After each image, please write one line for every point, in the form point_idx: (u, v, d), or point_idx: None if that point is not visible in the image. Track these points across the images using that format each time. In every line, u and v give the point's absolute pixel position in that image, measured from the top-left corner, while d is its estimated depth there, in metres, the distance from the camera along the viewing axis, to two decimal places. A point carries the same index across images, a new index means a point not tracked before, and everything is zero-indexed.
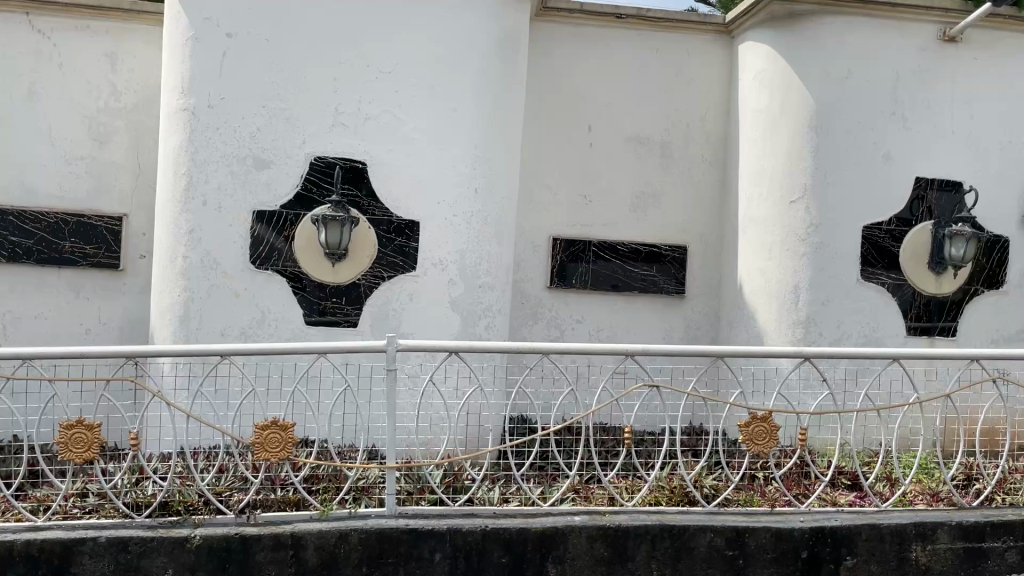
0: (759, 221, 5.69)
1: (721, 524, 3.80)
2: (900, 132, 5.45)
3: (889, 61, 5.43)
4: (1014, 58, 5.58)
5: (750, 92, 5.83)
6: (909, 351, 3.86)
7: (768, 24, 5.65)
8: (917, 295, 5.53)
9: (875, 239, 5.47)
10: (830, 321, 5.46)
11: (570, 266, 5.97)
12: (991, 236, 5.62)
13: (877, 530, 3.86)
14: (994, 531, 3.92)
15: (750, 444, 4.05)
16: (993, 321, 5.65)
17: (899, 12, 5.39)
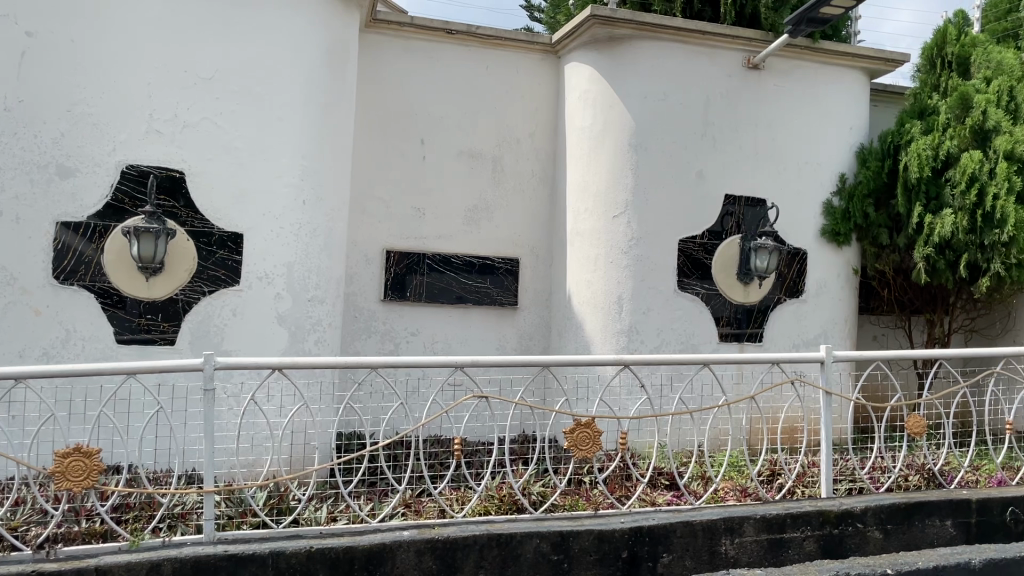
0: (585, 234, 5.91)
1: (546, 530, 3.89)
2: (710, 151, 5.85)
3: (699, 86, 5.81)
4: (809, 86, 6.10)
5: (575, 110, 6.04)
6: (720, 356, 4.11)
7: (591, 46, 5.89)
8: (727, 303, 5.91)
9: (689, 251, 5.82)
10: (650, 330, 5.75)
11: (403, 279, 5.93)
12: (792, 249, 6.07)
13: (690, 526, 4.08)
14: (794, 521, 4.24)
15: (575, 450, 4.18)
16: (795, 326, 6.07)
17: (708, 40, 5.77)
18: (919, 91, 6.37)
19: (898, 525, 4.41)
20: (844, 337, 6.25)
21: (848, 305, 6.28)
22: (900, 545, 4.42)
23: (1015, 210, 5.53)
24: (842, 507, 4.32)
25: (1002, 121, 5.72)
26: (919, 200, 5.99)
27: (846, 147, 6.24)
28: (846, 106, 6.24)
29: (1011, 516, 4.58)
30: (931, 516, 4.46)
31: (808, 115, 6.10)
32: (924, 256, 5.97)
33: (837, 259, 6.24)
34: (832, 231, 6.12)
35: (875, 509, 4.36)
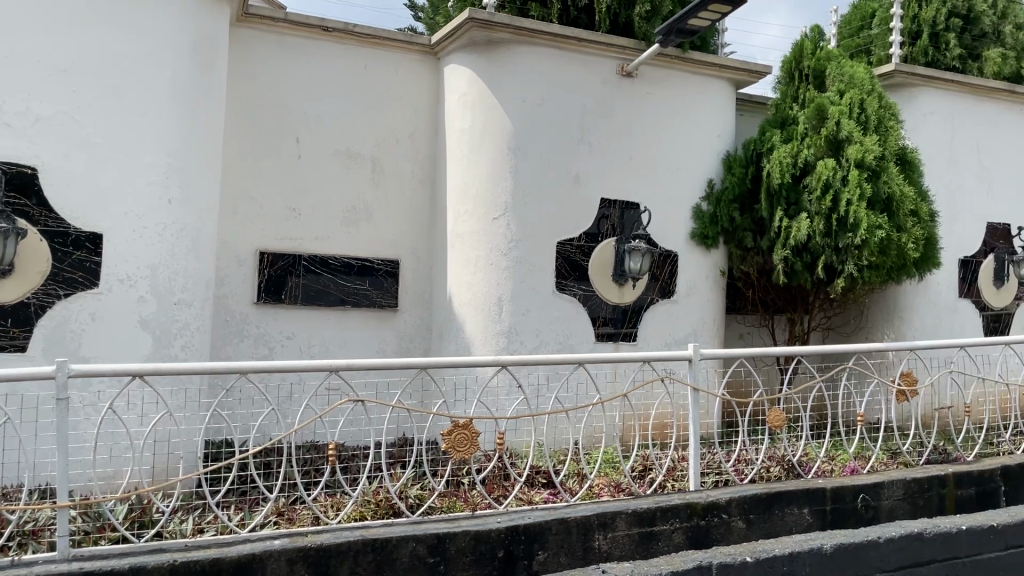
0: (464, 236, 5.92)
1: (422, 533, 3.86)
2: (586, 156, 5.98)
3: (575, 91, 5.94)
4: (679, 95, 6.33)
5: (454, 112, 6.05)
6: (593, 356, 4.22)
7: (469, 48, 5.92)
8: (603, 304, 6.06)
9: (567, 253, 5.94)
10: (529, 330, 5.83)
11: (277, 281, 5.78)
12: (664, 251, 6.28)
13: (564, 524, 4.16)
14: (663, 514, 4.39)
15: (453, 451, 4.20)
16: (667, 325, 6.29)
17: (583, 47, 5.91)
18: (781, 102, 6.70)
19: (760, 515, 4.63)
20: (712, 336, 6.52)
21: (715, 305, 6.56)
22: (761, 533, 4.64)
23: (865, 215, 5.94)
24: (708, 499, 4.51)
25: (854, 132, 6.15)
26: (780, 205, 6.33)
27: (713, 154, 6.51)
28: (713, 115, 6.52)
29: (861, 503, 4.88)
30: (790, 505, 4.70)
31: (679, 122, 6.33)
32: (783, 257, 6.31)
33: (705, 261, 6.50)
34: (701, 235, 6.38)
35: (738, 500, 4.57)
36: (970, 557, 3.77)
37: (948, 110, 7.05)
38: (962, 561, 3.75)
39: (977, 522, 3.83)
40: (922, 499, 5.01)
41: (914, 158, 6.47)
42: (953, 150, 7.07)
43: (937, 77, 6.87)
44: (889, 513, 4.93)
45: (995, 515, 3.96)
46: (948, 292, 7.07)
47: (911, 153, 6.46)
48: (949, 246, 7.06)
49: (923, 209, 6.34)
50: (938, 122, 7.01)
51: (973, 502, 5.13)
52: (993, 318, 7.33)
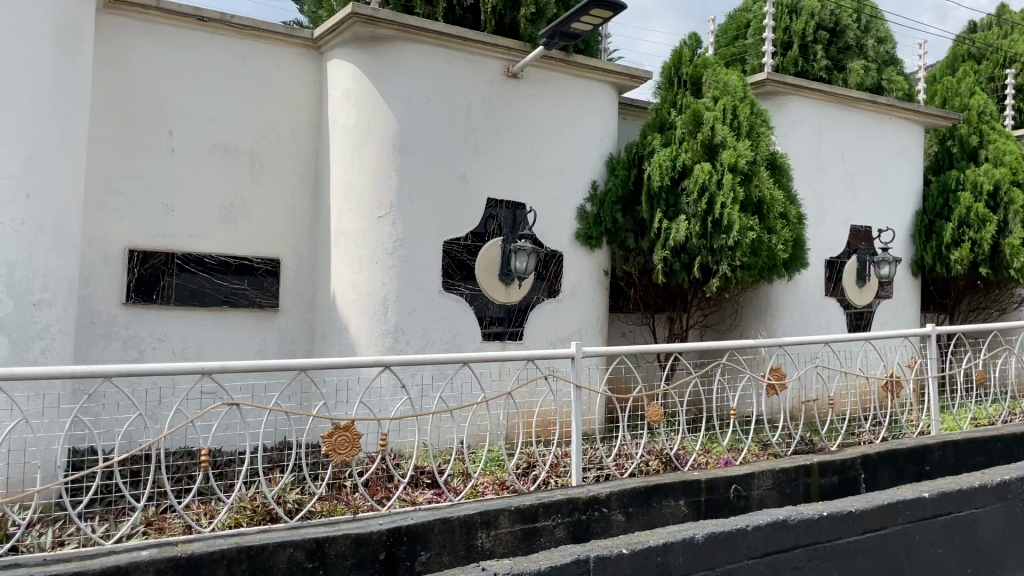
0: (349, 234, 5.83)
1: (300, 538, 3.75)
2: (472, 156, 5.99)
3: (461, 91, 5.94)
4: (564, 97, 6.43)
5: (338, 108, 5.95)
6: (477, 355, 4.24)
7: (353, 44, 5.83)
8: (489, 303, 6.08)
9: (453, 253, 5.92)
10: (415, 330, 5.78)
11: (148, 281, 5.51)
12: (549, 251, 6.35)
13: (447, 523, 4.15)
14: (545, 510, 4.45)
15: (333, 455, 4.09)
16: (552, 324, 6.37)
17: (469, 47, 5.92)
18: (660, 106, 6.94)
19: (639, 508, 4.76)
20: (595, 334, 6.65)
21: (599, 304, 6.69)
22: (639, 525, 4.77)
23: (739, 217, 6.22)
24: (589, 494, 4.61)
25: (728, 137, 6.43)
26: (659, 207, 6.54)
27: (597, 156, 6.65)
28: (597, 118, 6.65)
29: (733, 493, 5.09)
30: (667, 497, 4.86)
31: (563, 123, 6.43)
32: (662, 257, 6.51)
33: (590, 261, 6.62)
34: (585, 235, 6.50)
35: (618, 494, 4.68)
36: (831, 541, 3.98)
37: (815, 118, 7.44)
38: (824, 546, 3.95)
39: (837, 510, 4.03)
40: (789, 488, 5.26)
41: (783, 164, 6.80)
42: (819, 157, 7.46)
43: (805, 87, 7.22)
44: (759, 502, 5.16)
45: (853, 501, 4.19)
46: (815, 291, 7.46)
47: (780, 159, 6.79)
48: (815, 247, 7.46)
49: (791, 213, 6.68)
50: (806, 129, 7.39)
51: (836, 489, 5.43)
52: (856, 315, 7.78)
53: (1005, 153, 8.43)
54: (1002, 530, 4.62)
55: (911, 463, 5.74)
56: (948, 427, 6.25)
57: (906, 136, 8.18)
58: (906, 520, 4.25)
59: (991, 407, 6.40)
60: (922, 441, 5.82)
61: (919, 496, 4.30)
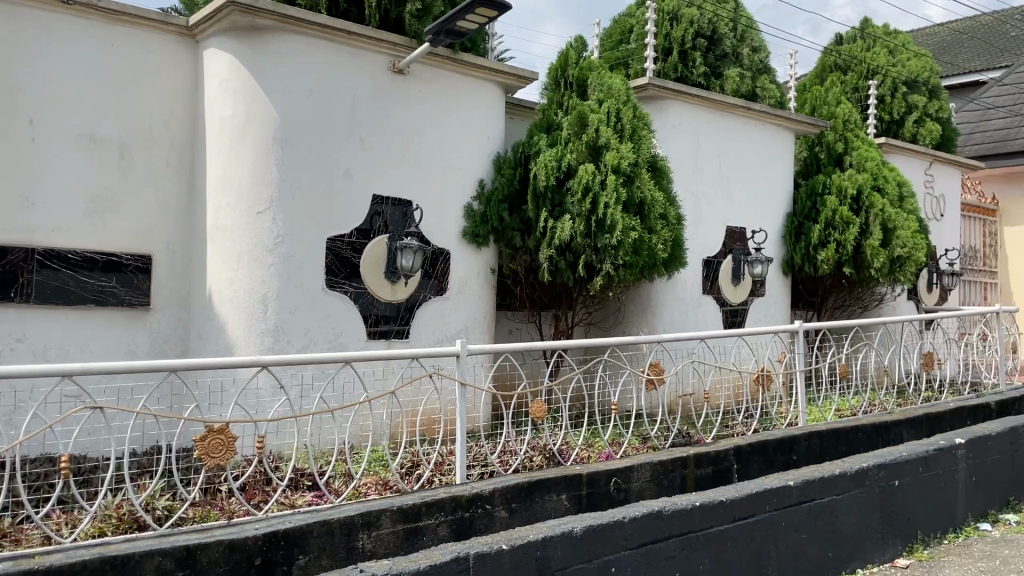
0: (226, 230, 5.63)
1: (170, 545, 3.57)
2: (356, 151, 5.90)
3: (344, 85, 5.84)
4: (450, 95, 6.41)
5: (214, 100, 5.75)
6: (360, 354, 4.19)
7: (231, 33, 5.64)
8: (374, 301, 6.00)
9: (337, 250, 5.82)
10: (296, 329, 5.65)
11: (5, 277, 5.14)
12: (435, 249, 6.33)
13: (327, 526, 4.07)
14: (428, 509, 4.43)
15: (206, 458, 3.93)
16: (438, 322, 6.36)
17: (353, 41, 5.83)
18: (546, 107, 7.03)
19: (522, 504, 4.81)
20: (481, 332, 6.67)
21: (485, 302, 6.72)
22: (522, 521, 4.83)
23: (621, 217, 6.38)
24: (473, 491, 4.62)
25: (611, 139, 6.59)
26: (545, 206, 6.62)
27: (483, 155, 6.67)
28: (484, 116, 6.67)
29: (613, 486, 5.22)
30: (550, 492, 4.93)
31: (449, 121, 6.42)
32: (548, 256, 6.60)
33: (477, 259, 6.64)
34: (472, 233, 6.51)
35: (502, 490, 4.71)
36: (703, 530, 4.13)
37: (694, 122, 7.70)
38: (696, 535, 4.10)
39: (709, 499, 4.20)
40: (666, 479, 5.44)
41: (664, 166, 7.02)
42: (697, 160, 7.74)
43: (684, 92, 7.46)
44: (638, 494, 5.31)
45: (725, 491, 4.36)
46: (693, 289, 7.74)
47: (661, 161, 7.00)
48: (694, 247, 7.73)
49: (671, 214, 6.89)
50: (685, 133, 7.64)
51: (710, 479, 5.65)
52: (732, 312, 8.12)
53: (867, 160, 8.96)
54: (859, 514, 4.92)
55: (780, 453, 6.04)
56: (814, 418, 6.61)
57: (778, 142, 8.59)
58: (773, 508, 4.46)
59: (852, 399, 6.80)
60: (790, 432, 6.13)
61: (784, 485, 4.53)
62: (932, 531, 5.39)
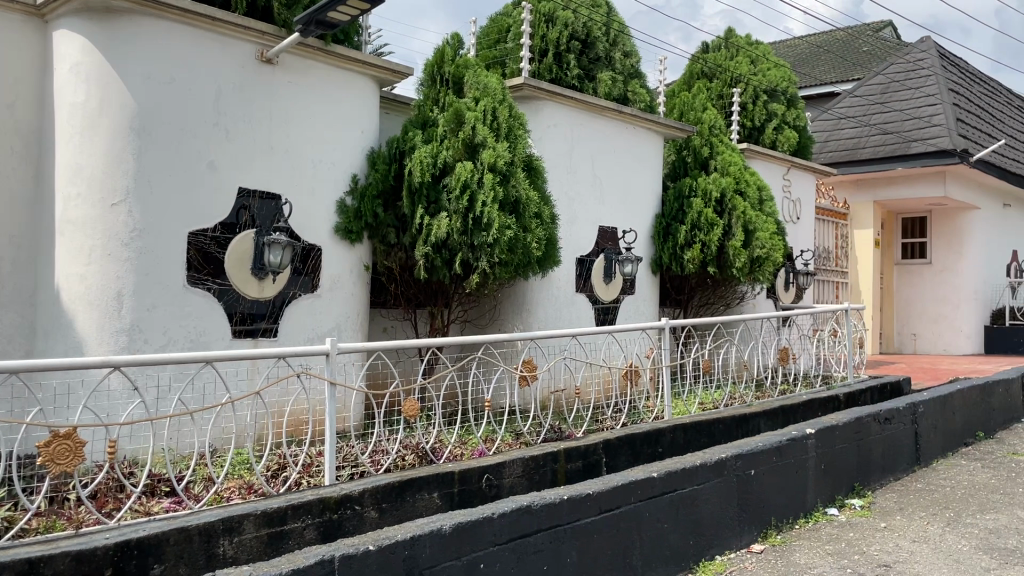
0: (77, 222, 5.29)
1: (8, 559, 3.34)
2: (221, 142, 5.67)
3: (209, 73, 5.60)
4: (322, 87, 6.26)
5: (64, 84, 5.39)
6: (222, 353, 4.03)
7: (83, 14, 5.30)
8: (240, 298, 5.81)
9: (200, 245, 5.58)
10: (155, 327, 5.38)
11: None
12: (306, 245, 6.17)
13: (185, 533, 3.88)
14: (294, 512, 4.32)
15: (51, 465, 3.67)
16: (308, 321, 6.20)
17: (218, 27, 5.60)
18: (422, 103, 6.98)
19: (392, 503, 4.75)
20: (354, 330, 6.56)
21: (358, 299, 6.60)
22: (392, 521, 4.77)
23: (497, 215, 6.41)
24: (341, 493, 4.53)
25: (487, 137, 6.63)
26: (420, 203, 6.56)
27: (357, 149, 6.55)
28: (358, 110, 6.55)
29: (485, 482, 5.25)
30: (421, 491, 4.90)
31: (322, 113, 6.27)
32: (423, 253, 6.55)
33: (350, 255, 6.51)
34: (345, 229, 6.39)
35: (371, 491, 4.65)
36: (571, 524, 4.21)
37: (568, 123, 7.85)
38: (564, 528, 4.17)
39: (576, 493, 4.28)
40: (537, 474, 5.52)
41: (539, 165, 7.11)
42: (571, 160, 7.88)
43: (558, 93, 7.59)
44: (510, 490, 5.36)
45: (591, 484, 4.46)
46: (566, 287, 7.88)
47: (536, 160, 7.08)
48: (567, 246, 7.88)
49: (545, 213, 6.98)
50: (559, 134, 7.77)
51: (579, 473, 5.78)
52: (603, 310, 8.32)
53: (730, 164, 9.39)
54: (718, 503, 5.14)
55: (645, 446, 6.25)
56: (679, 411, 6.89)
57: (648, 144, 8.86)
58: (637, 499, 4.60)
59: (715, 392, 7.11)
60: (656, 425, 6.37)
61: (648, 477, 4.69)
62: (785, 517, 5.70)
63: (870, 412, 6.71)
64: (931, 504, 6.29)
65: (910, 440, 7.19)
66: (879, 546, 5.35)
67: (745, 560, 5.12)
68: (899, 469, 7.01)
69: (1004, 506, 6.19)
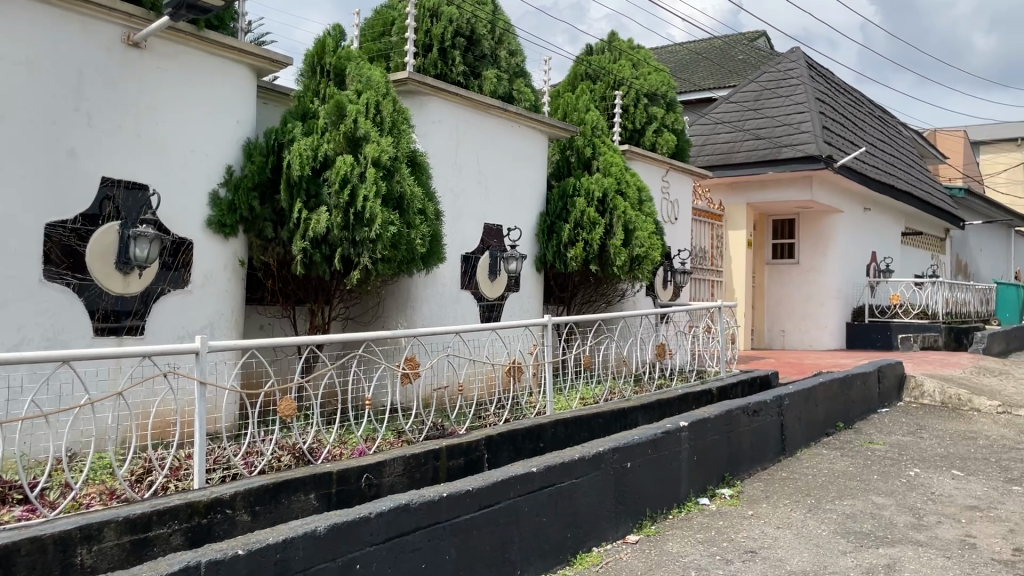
0: None
1: None
2: (84, 129, 5.36)
3: (70, 56, 5.28)
4: (195, 74, 6.01)
5: None
6: (81, 352, 3.79)
7: None
8: (104, 294, 5.50)
9: (59, 237, 5.25)
10: (7, 324, 4.98)
11: None
12: (175, 239, 5.91)
13: (38, 543, 3.62)
14: (160, 518, 4.11)
15: None
16: (178, 318, 5.95)
17: (80, 7, 5.28)
18: (303, 94, 6.82)
19: (265, 506, 4.61)
20: (228, 328, 6.33)
21: (233, 296, 6.37)
22: (266, 524, 4.63)
23: (380, 210, 6.33)
24: (211, 496, 4.35)
25: (370, 131, 6.54)
26: (299, 196, 6.40)
27: (231, 140, 6.32)
28: (233, 100, 6.32)
29: (364, 481, 5.16)
30: (297, 492, 4.77)
31: (194, 102, 6.01)
32: (301, 249, 6.38)
33: (224, 250, 6.28)
34: (219, 222, 6.16)
35: (243, 493, 4.49)
36: (450, 520, 4.19)
37: (453, 120, 7.83)
38: (443, 525, 4.15)
39: (455, 490, 4.28)
40: (418, 472, 5.48)
41: (423, 161, 7.07)
42: (456, 157, 7.88)
43: (444, 89, 7.56)
44: (389, 489, 5.29)
45: (470, 480, 4.47)
46: (451, 284, 7.87)
47: (420, 156, 7.04)
48: (452, 243, 7.87)
49: (429, 209, 6.94)
50: (445, 130, 7.74)
51: (461, 470, 5.78)
52: (488, 307, 8.35)
53: (612, 165, 9.62)
54: (595, 496, 5.25)
55: (527, 441, 6.32)
56: (560, 406, 7.00)
57: (533, 143, 8.96)
58: (516, 494, 4.63)
59: (596, 387, 7.28)
60: (537, 421, 6.45)
61: (528, 472, 4.74)
62: (659, 507, 5.88)
63: (739, 405, 7.02)
64: (794, 491, 6.64)
65: (776, 431, 7.56)
66: (746, 533, 5.60)
67: (620, 550, 5.25)
68: (766, 459, 7.36)
69: (859, 492, 6.60)
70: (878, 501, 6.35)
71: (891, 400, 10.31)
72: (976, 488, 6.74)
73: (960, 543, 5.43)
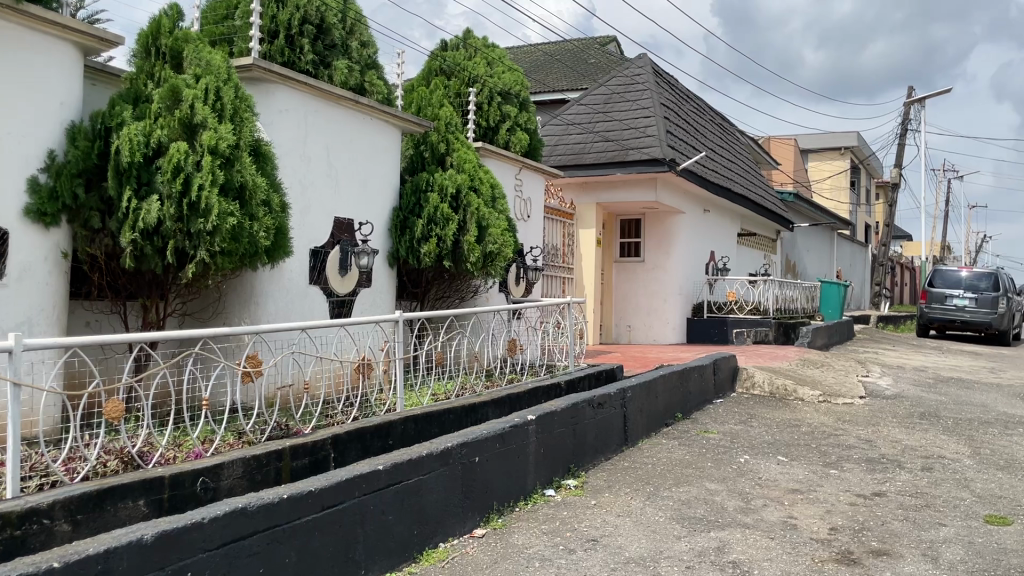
0: None
1: None
2: None
3: None
4: (11, 49, 5.52)
5: None
6: None
7: None
8: None
9: None
10: None
11: None
12: None
13: None
14: None
15: None
16: None
17: None
18: (135, 77, 6.46)
19: (88, 515, 4.31)
20: (49, 325, 5.87)
21: (54, 290, 5.91)
22: (88, 533, 4.33)
23: (217, 201, 6.08)
24: (26, 506, 4.00)
25: (208, 118, 6.26)
26: (129, 184, 6.04)
27: (53, 122, 5.85)
28: (55, 79, 5.85)
29: (200, 486, 4.93)
30: (124, 499, 4.49)
31: (9, 79, 5.51)
32: (130, 240, 6.04)
33: (44, 241, 5.82)
34: (37, 210, 5.70)
35: (62, 502, 4.18)
36: (290, 523, 4.08)
37: (301, 110, 7.62)
38: (282, 527, 4.03)
39: (296, 491, 4.17)
40: (259, 474, 5.29)
41: (267, 152, 6.84)
42: (304, 148, 7.68)
43: (291, 78, 7.35)
44: (228, 491, 5.08)
45: (312, 481, 4.36)
46: (298, 279, 7.67)
47: (263, 146, 6.80)
48: (300, 236, 7.67)
49: (273, 201, 6.72)
50: (292, 119, 7.52)
51: (306, 470, 5.63)
52: (338, 302, 8.19)
53: (465, 162, 9.68)
54: (442, 492, 5.27)
55: (376, 439, 6.25)
56: (411, 403, 6.96)
57: (384, 136, 8.85)
58: (361, 493, 4.57)
59: (447, 383, 7.31)
60: (386, 418, 6.40)
61: (374, 470, 4.69)
62: (506, 501, 5.97)
63: (585, 398, 7.24)
64: (635, 480, 6.92)
65: (619, 423, 7.85)
66: (589, 523, 5.78)
67: (467, 545, 5.29)
68: (609, 449, 7.63)
69: (694, 479, 6.97)
70: (711, 487, 6.73)
71: (725, 392, 10.95)
72: (798, 471, 7.27)
73: (783, 524, 5.84)
